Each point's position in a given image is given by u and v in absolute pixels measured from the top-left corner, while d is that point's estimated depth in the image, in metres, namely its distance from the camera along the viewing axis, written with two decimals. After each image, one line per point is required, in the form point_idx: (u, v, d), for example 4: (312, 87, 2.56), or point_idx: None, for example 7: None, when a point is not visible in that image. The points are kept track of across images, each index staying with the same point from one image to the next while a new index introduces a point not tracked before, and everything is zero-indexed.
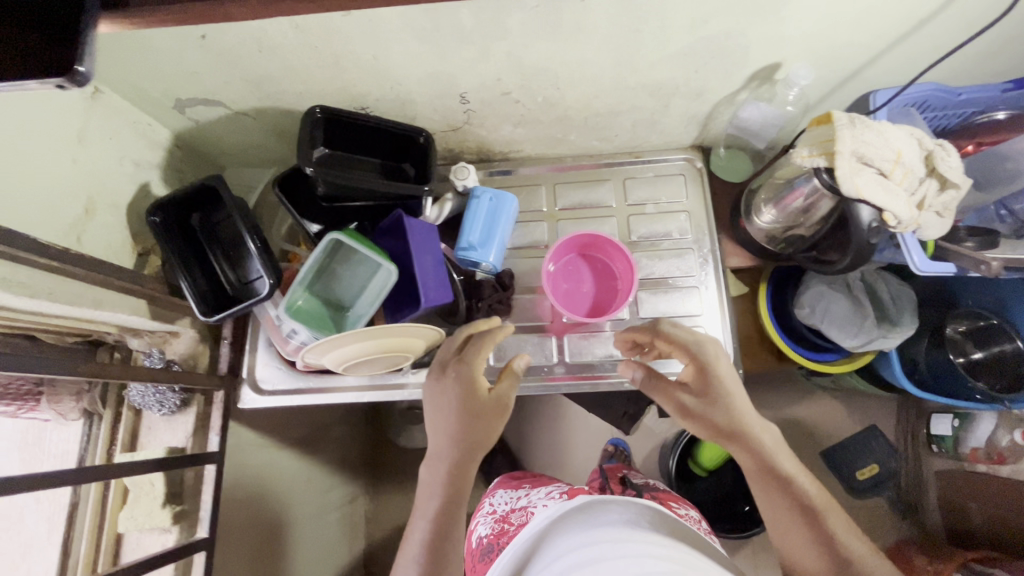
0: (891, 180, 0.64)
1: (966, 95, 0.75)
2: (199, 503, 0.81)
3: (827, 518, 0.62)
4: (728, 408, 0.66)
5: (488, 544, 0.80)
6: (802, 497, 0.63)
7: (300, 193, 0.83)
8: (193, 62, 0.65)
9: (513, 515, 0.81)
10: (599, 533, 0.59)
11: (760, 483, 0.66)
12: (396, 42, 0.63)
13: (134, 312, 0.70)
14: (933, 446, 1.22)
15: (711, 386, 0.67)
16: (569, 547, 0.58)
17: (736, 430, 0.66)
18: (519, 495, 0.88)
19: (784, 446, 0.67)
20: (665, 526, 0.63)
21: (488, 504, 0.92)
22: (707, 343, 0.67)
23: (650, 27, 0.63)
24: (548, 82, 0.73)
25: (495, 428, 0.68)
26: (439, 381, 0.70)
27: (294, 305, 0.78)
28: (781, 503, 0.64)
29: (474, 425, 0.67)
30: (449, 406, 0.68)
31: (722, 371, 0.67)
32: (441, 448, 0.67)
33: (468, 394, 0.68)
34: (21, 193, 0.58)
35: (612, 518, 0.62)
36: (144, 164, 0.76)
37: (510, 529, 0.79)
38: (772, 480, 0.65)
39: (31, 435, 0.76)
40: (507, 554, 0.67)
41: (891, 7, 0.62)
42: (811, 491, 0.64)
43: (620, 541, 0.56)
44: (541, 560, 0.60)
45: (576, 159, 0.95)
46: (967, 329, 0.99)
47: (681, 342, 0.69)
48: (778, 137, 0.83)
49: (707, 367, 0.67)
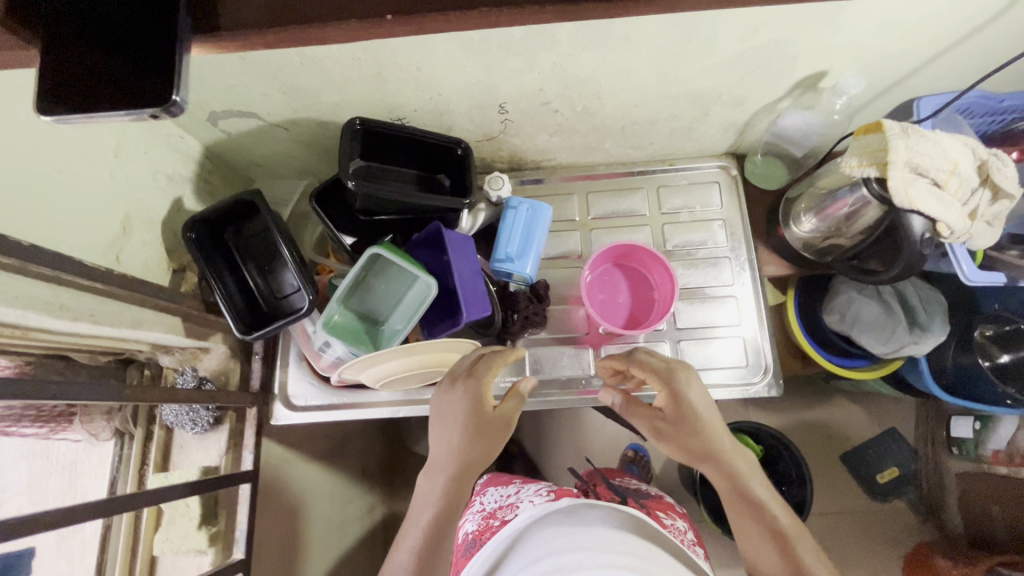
0: (945, 191, 0.63)
1: (1009, 102, 0.73)
2: (234, 523, 0.80)
3: (795, 546, 0.60)
4: (705, 431, 0.64)
5: (471, 540, 0.73)
6: (777, 528, 0.62)
7: (334, 205, 0.82)
8: (232, 76, 0.64)
9: (501, 511, 0.75)
10: (580, 539, 0.57)
11: (736, 508, 0.64)
12: (442, 53, 0.61)
13: (170, 330, 0.69)
14: (953, 448, 1.16)
15: (684, 415, 0.64)
16: (545, 553, 0.56)
17: (714, 455, 0.64)
18: (509, 492, 0.81)
19: (761, 474, 0.66)
20: (647, 534, 0.61)
21: (477, 501, 0.84)
22: (678, 371, 0.65)
23: (701, 37, 0.62)
24: (590, 92, 0.71)
25: (495, 447, 0.68)
26: (444, 396, 0.70)
27: (331, 322, 0.75)
28: (758, 534, 0.62)
29: (476, 442, 0.66)
30: (451, 420, 0.67)
31: (696, 395, 0.64)
32: (443, 461, 0.66)
33: (474, 410, 0.67)
34: (63, 213, 0.56)
35: (593, 524, 0.60)
36: (177, 178, 0.74)
37: (496, 525, 0.72)
38: (747, 506, 0.63)
39: (37, 447, 0.71)
40: (481, 558, 0.65)
41: (949, 15, 0.60)
42: (784, 524, 0.62)
43: (600, 550, 0.54)
44: (516, 563, 0.58)
45: (608, 168, 0.94)
46: (993, 332, 0.94)
47: (655, 367, 0.66)
48: (818, 145, 0.82)
49: (681, 391, 0.64)
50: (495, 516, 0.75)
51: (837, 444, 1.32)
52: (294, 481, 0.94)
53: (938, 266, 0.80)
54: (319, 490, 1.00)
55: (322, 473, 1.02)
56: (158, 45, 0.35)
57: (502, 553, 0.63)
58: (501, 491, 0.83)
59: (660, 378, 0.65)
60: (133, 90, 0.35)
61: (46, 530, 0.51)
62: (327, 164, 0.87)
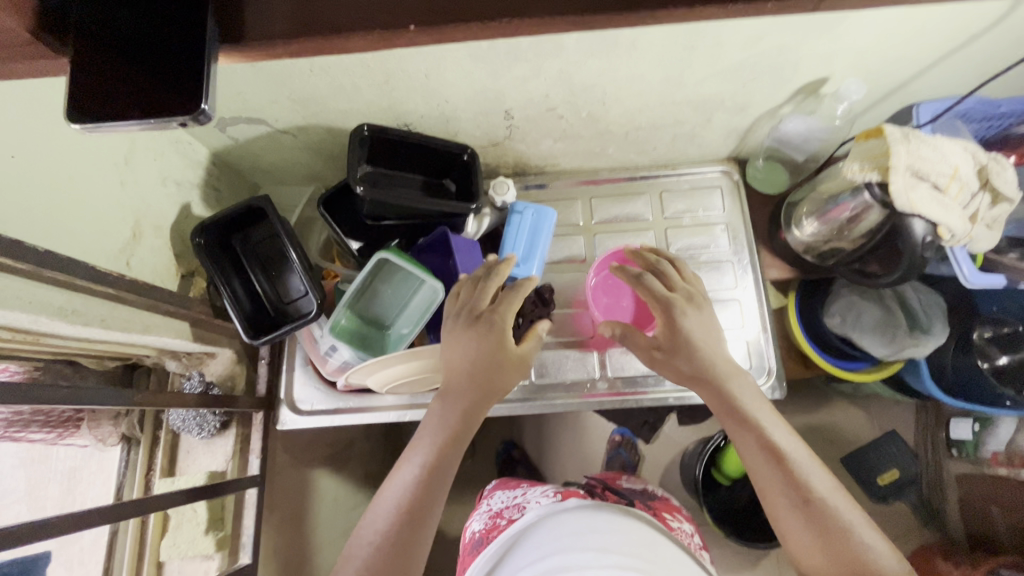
0: (947, 195, 0.64)
1: (1006, 107, 0.74)
2: (241, 527, 0.80)
3: (790, 464, 0.60)
4: (699, 355, 0.65)
5: (478, 539, 0.74)
6: (774, 448, 0.61)
7: (342, 211, 0.83)
8: (242, 83, 0.64)
9: (508, 510, 0.75)
10: (586, 540, 0.57)
11: (734, 430, 0.64)
12: (450, 61, 0.62)
13: (179, 335, 0.69)
14: (953, 451, 1.16)
15: (683, 339, 0.66)
16: (547, 552, 0.57)
17: (714, 379, 0.65)
18: (516, 492, 0.81)
19: (758, 397, 0.65)
20: (654, 543, 0.60)
21: (484, 504, 0.84)
22: (680, 304, 0.67)
23: (705, 45, 0.62)
24: (595, 98, 0.72)
25: (509, 381, 0.66)
26: (462, 322, 0.66)
27: (341, 326, 0.77)
28: (755, 455, 0.62)
29: (493, 372, 0.65)
30: (465, 351, 0.65)
31: (690, 323, 0.66)
32: (451, 386, 0.65)
33: (489, 345, 0.64)
34: (75, 219, 0.57)
35: (600, 529, 0.60)
36: (185, 184, 0.75)
37: (502, 524, 0.72)
38: (744, 427, 0.63)
39: (34, 453, 0.73)
40: (484, 554, 0.66)
41: (950, 22, 0.61)
42: (783, 443, 0.62)
43: (604, 551, 0.55)
44: (520, 559, 0.59)
45: (611, 173, 0.95)
46: (992, 334, 0.96)
47: (654, 291, 0.69)
48: (819, 150, 0.83)
49: (675, 318, 0.66)
50: (500, 517, 0.75)
51: (838, 446, 1.32)
52: (299, 486, 0.94)
53: (938, 270, 0.82)
54: (324, 494, 1.00)
55: (326, 478, 1.01)
56: (182, 55, 0.35)
57: (505, 549, 0.64)
58: (507, 493, 0.83)
59: (658, 303, 0.68)
60: (157, 101, 0.35)
61: (57, 537, 0.50)
62: (332, 169, 0.87)
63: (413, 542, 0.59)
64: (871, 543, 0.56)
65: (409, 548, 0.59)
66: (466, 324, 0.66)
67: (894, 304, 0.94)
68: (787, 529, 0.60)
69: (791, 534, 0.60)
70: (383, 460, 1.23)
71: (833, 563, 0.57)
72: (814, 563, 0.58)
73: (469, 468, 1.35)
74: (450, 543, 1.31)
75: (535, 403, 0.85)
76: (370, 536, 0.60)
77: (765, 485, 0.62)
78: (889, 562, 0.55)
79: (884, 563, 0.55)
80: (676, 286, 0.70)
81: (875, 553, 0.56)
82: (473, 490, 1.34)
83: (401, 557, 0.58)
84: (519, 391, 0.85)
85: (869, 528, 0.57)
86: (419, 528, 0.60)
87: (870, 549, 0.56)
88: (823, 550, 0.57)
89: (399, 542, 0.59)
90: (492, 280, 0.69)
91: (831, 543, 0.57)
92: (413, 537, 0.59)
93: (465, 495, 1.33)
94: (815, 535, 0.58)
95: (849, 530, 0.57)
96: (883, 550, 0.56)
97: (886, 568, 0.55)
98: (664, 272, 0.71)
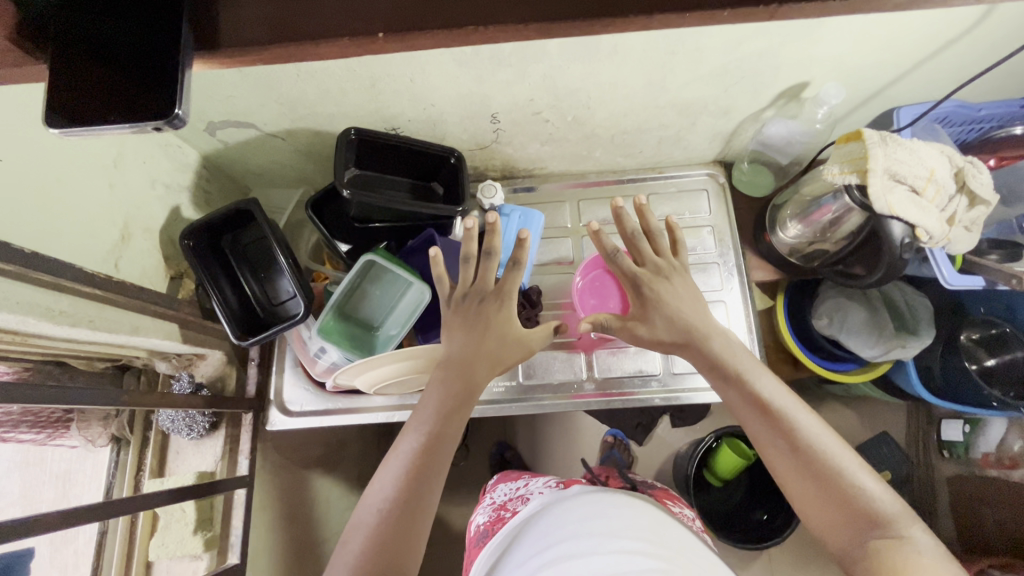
0: (923, 198, 0.65)
1: (986, 111, 0.75)
2: (230, 527, 0.80)
3: (779, 416, 0.61)
4: (679, 324, 0.67)
5: (483, 531, 0.74)
6: (764, 405, 0.62)
7: (330, 214, 0.84)
8: (230, 88, 0.65)
9: (511, 502, 0.76)
10: (589, 525, 0.58)
11: (729, 394, 0.66)
12: (435, 66, 0.63)
13: (168, 335, 0.70)
14: (945, 452, 1.18)
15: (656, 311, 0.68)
16: (553, 538, 0.57)
17: (710, 352, 0.67)
18: (518, 485, 0.81)
19: (747, 356, 0.67)
20: (668, 529, 0.60)
21: (488, 497, 0.84)
22: (655, 281, 0.69)
23: (685, 50, 0.63)
24: (580, 103, 0.73)
25: (514, 358, 0.69)
26: (462, 306, 0.68)
27: (327, 327, 0.77)
28: (751, 415, 0.63)
29: (498, 348, 0.67)
30: (467, 331, 0.67)
31: (661, 295, 0.69)
32: (451, 358, 0.67)
33: (489, 327, 0.67)
34: (63, 221, 0.58)
35: (604, 512, 0.60)
36: (174, 187, 0.76)
37: (506, 515, 0.73)
38: (729, 382, 0.65)
39: (30, 456, 0.71)
40: (490, 547, 0.67)
41: (925, 28, 0.62)
42: (774, 400, 0.62)
43: (610, 535, 0.55)
44: (526, 545, 0.60)
45: (599, 175, 0.96)
46: (979, 336, 0.96)
47: (624, 268, 0.70)
48: (803, 152, 0.84)
49: (646, 293, 0.69)
50: (504, 508, 0.75)
51: None
52: (291, 487, 0.94)
53: (920, 271, 0.82)
54: (316, 496, 1.00)
55: (318, 479, 1.02)
56: (160, 61, 0.36)
57: (512, 538, 0.65)
58: (508, 487, 0.83)
59: (628, 280, 0.70)
60: (137, 103, 0.36)
61: (43, 533, 0.51)
62: (322, 172, 0.88)
63: (419, 505, 0.60)
64: (866, 486, 0.56)
65: (415, 512, 0.60)
66: (468, 308, 0.68)
67: (880, 305, 0.94)
68: (786, 484, 0.60)
69: (791, 488, 0.60)
70: (376, 462, 1.24)
71: (831, 505, 0.56)
72: (815, 516, 0.58)
73: (462, 470, 1.35)
74: (443, 544, 1.31)
75: (524, 403, 0.86)
76: (376, 505, 0.60)
77: (760, 439, 0.62)
78: (885, 503, 0.55)
79: (878, 504, 0.55)
80: (645, 259, 0.70)
81: (870, 495, 0.55)
82: (466, 492, 1.34)
83: (408, 522, 0.59)
84: (508, 391, 0.86)
85: (864, 472, 0.57)
86: (423, 484, 0.61)
87: (864, 491, 0.56)
88: (820, 499, 0.57)
89: (406, 508, 0.59)
90: (491, 258, 0.66)
91: (827, 491, 0.57)
92: (419, 501, 0.60)
93: (458, 497, 1.34)
94: (812, 484, 0.57)
95: (841, 475, 0.57)
96: (878, 491, 0.56)
97: (882, 510, 0.54)
98: (635, 243, 0.70)
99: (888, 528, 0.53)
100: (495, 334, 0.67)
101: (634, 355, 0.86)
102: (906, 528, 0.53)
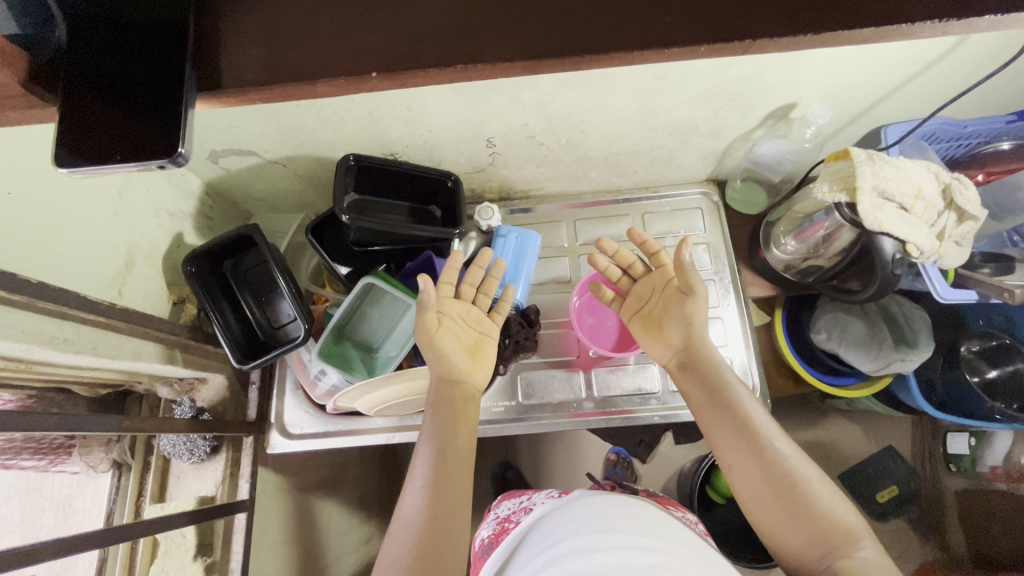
0: (913, 215, 0.66)
1: (972, 127, 0.76)
2: (229, 554, 0.80)
3: (761, 430, 0.59)
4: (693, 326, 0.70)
5: (488, 544, 0.73)
6: (744, 419, 0.60)
7: (330, 238, 0.86)
8: (231, 118, 0.66)
9: (515, 513, 0.75)
10: (590, 523, 0.56)
11: (702, 412, 0.64)
12: (432, 95, 0.64)
13: (169, 360, 0.71)
14: (951, 464, 1.16)
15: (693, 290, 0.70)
16: (551, 542, 0.56)
17: (710, 370, 0.65)
18: (522, 498, 0.81)
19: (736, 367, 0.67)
20: (665, 526, 0.58)
21: (494, 511, 0.83)
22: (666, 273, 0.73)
23: (673, 74, 0.65)
24: (573, 126, 0.75)
25: (480, 378, 0.70)
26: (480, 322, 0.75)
27: (326, 350, 0.78)
28: (729, 430, 0.60)
29: (447, 345, 0.68)
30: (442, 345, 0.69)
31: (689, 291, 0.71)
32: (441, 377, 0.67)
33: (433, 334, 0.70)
34: (67, 251, 0.59)
35: (606, 511, 0.59)
36: (177, 214, 0.78)
37: (510, 527, 0.72)
38: (711, 395, 0.63)
39: (30, 483, 0.77)
40: (493, 558, 0.66)
41: (908, 50, 0.64)
42: (755, 416, 0.60)
43: (612, 531, 0.54)
44: (524, 552, 0.59)
45: (595, 196, 0.98)
46: (980, 347, 0.94)
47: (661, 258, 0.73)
48: (793, 171, 0.86)
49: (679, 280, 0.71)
50: (509, 520, 0.74)
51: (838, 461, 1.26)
52: (293, 510, 0.94)
53: (914, 284, 0.85)
54: (317, 519, 0.99)
55: (320, 501, 1.01)
56: (164, 100, 0.38)
57: (512, 548, 0.64)
58: (514, 500, 0.82)
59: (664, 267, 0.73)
60: (145, 141, 0.37)
61: (44, 561, 0.51)
62: (322, 196, 0.90)
63: (445, 522, 0.55)
64: (836, 503, 0.54)
65: (448, 519, 0.55)
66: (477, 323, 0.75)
67: (877, 318, 0.93)
68: (757, 502, 0.56)
69: (761, 507, 0.56)
70: (377, 483, 1.23)
71: (820, 524, 0.52)
72: (787, 536, 0.54)
73: None
74: None
75: (522, 423, 0.85)
76: (404, 525, 0.55)
77: (737, 456, 0.59)
78: (853, 521, 0.53)
79: (847, 520, 0.53)
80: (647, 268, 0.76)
81: (839, 510, 0.53)
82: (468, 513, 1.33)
83: (435, 536, 0.54)
84: (508, 411, 0.86)
85: (830, 488, 0.55)
86: (442, 502, 0.56)
87: (832, 507, 0.53)
88: (807, 516, 0.53)
89: (431, 521, 0.55)
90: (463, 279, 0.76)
91: (801, 505, 0.54)
92: (444, 518, 0.55)
93: None
94: (793, 498, 0.54)
95: (813, 489, 0.54)
96: (843, 506, 0.54)
97: (852, 528, 0.52)
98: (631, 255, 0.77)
99: (854, 545, 0.51)
100: (444, 328, 0.69)
101: (633, 373, 0.87)
102: (864, 546, 0.51)
